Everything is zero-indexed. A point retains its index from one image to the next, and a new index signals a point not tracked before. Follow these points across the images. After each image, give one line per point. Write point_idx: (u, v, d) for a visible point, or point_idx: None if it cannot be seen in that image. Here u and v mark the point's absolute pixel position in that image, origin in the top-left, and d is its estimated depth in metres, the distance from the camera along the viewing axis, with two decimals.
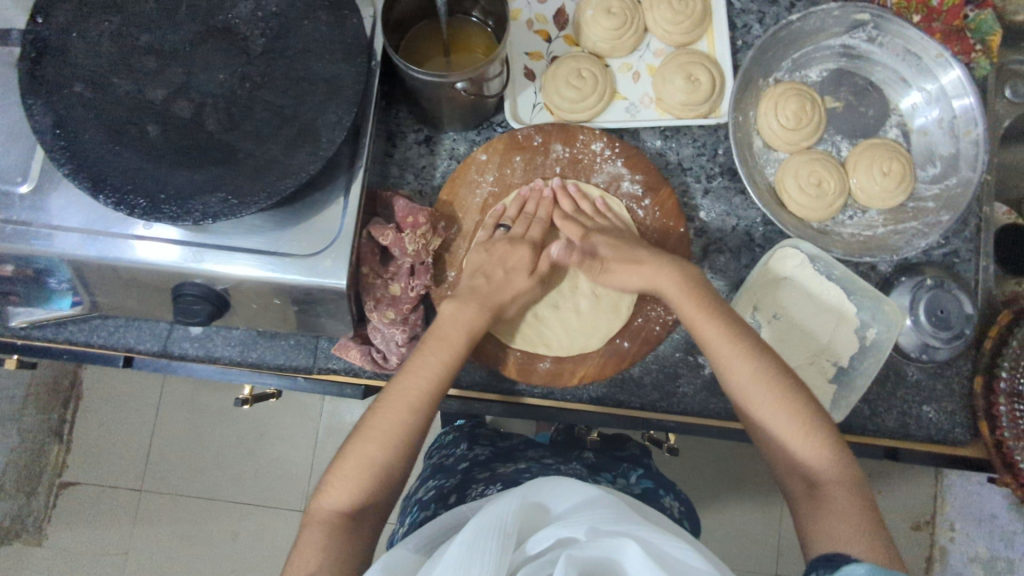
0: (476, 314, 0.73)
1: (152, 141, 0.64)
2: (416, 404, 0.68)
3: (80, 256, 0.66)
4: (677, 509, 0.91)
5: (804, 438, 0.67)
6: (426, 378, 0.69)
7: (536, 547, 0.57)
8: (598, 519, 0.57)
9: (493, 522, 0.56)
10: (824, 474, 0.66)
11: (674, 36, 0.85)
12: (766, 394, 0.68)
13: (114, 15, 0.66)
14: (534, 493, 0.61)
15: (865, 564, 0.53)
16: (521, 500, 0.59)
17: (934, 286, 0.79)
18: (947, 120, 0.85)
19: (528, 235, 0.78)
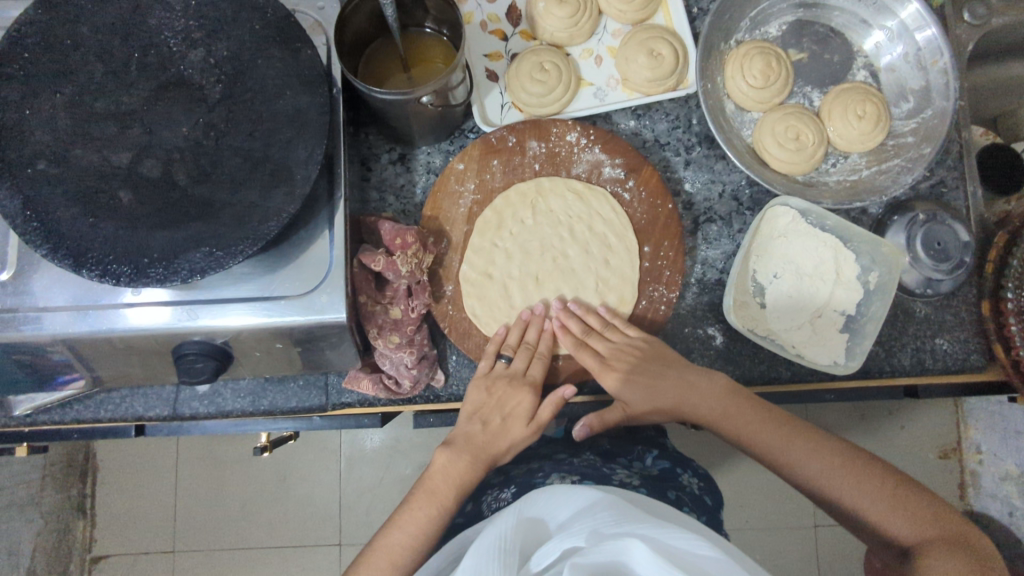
0: (467, 468, 0.69)
1: (127, 206, 0.63)
2: (405, 552, 0.64)
3: (74, 334, 0.65)
4: (696, 486, 0.90)
5: (873, 494, 0.65)
6: (421, 517, 0.66)
7: (541, 561, 0.57)
8: (594, 521, 0.57)
9: (491, 542, 0.57)
10: (903, 523, 0.63)
11: (628, 14, 0.84)
12: (826, 465, 0.67)
13: (65, 85, 0.64)
14: (529, 510, 0.63)
15: None
16: (517, 517, 0.61)
17: (927, 220, 0.79)
18: (913, 53, 0.85)
19: (530, 374, 0.75)
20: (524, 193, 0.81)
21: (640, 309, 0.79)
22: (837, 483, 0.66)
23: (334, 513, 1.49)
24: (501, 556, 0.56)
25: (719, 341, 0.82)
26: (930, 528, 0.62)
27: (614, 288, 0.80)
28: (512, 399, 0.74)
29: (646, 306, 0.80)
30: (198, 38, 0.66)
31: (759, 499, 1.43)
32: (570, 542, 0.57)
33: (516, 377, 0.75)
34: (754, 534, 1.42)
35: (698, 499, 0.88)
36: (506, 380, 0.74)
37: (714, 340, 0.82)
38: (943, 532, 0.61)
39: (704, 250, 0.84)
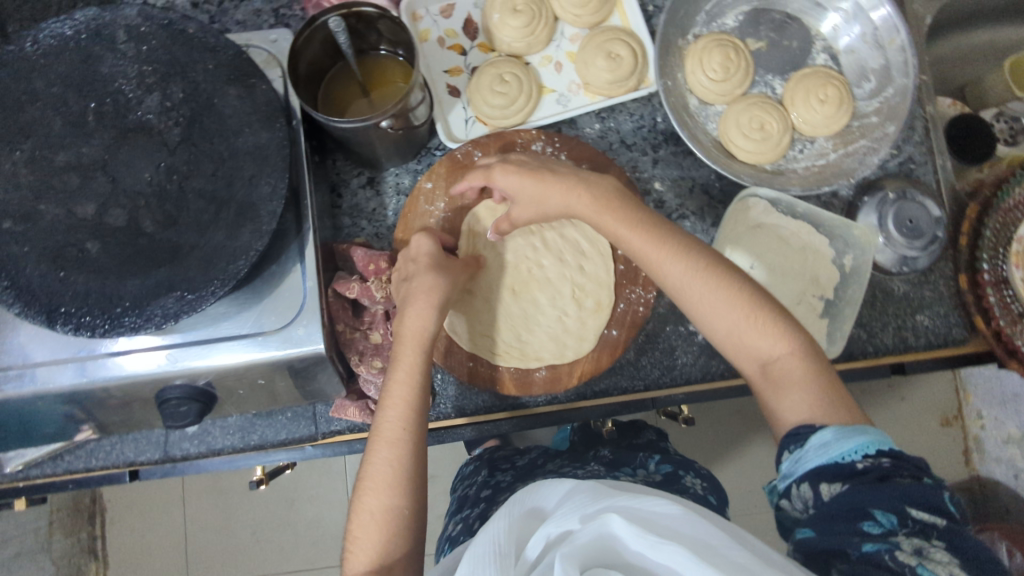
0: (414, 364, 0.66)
1: (95, 258, 0.63)
2: (383, 517, 0.58)
3: (54, 389, 0.65)
4: (700, 488, 0.87)
5: (757, 324, 0.63)
6: (387, 475, 0.59)
7: (534, 551, 0.55)
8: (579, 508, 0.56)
9: (485, 550, 0.56)
10: (776, 349, 0.62)
11: (584, 18, 0.84)
12: (722, 293, 0.64)
13: (24, 141, 0.64)
14: (523, 507, 0.61)
15: (831, 428, 0.54)
16: (509, 520, 0.59)
17: (898, 198, 0.79)
18: (870, 34, 0.85)
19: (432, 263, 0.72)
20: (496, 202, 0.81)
21: (619, 313, 0.79)
22: (722, 304, 0.63)
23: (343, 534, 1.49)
24: (497, 561, 0.55)
25: (701, 336, 0.82)
26: (798, 354, 0.61)
27: (592, 297, 0.80)
28: (423, 277, 0.70)
29: (625, 309, 0.79)
30: (153, 83, 0.66)
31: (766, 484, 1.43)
32: (558, 528, 0.55)
33: (428, 311, 0.68)
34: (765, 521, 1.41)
35: (701, 499, 0.84)
36: (416, 317, 0.68)
37: (697, 336, 0.82)
38: (811, 367, 0.60)
39: None
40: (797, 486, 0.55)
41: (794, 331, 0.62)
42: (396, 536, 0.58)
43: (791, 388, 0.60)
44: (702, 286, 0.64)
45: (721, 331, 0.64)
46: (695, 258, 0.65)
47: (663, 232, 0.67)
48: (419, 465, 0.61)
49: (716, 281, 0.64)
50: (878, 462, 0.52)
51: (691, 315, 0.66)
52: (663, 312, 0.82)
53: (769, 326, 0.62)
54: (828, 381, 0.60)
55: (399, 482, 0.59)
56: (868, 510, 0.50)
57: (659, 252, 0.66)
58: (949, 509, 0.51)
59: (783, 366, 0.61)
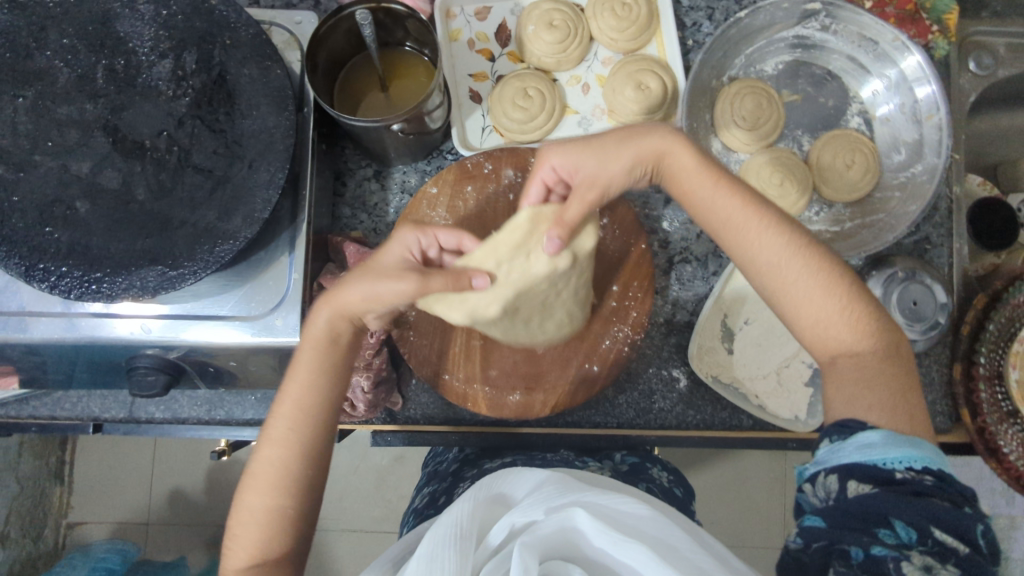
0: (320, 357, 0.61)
1: (84, 218, 0.62)
2: (263, 515, 0.57)
3: (22, 340, 0.64)
4: (667, 480, 0.79)
5: (846, 311, 0.57)
6: (273, 474, 0.58)
7: (497, 537, 0.55)
8: (547, 499, 0.55)
9: (445, 530, 0.53)
10: (862, 346, 0.57)
11: (620, 44, 0.82)
12: (818, 275, 0.57)
13: (29, 88, 0.63)
14: (486, 491, 0.59)
15: (879, 432, 0.49)
16: (473, 500, 0.57)
17: (906, 277, 0.78)
18: (909, 106, 0.82)
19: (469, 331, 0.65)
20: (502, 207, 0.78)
21: (602, 350, 0.78)
22: (815, 295, 0.57)
23: None
24: (457, 543, 0.52)
25: (683, 385, 0.81)
26: (877, 354, 0.56)
27: None
28: (360, 284, 0.61)
29: (609, 347, 0.78)
30: (168, 48, 0.64)
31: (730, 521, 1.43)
32: (523, 517, 0.54)
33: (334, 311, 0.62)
34: None
35: (667, 493, 0.77)
36: (324, 321, 0.62)
37: (678, 383, 0.81)
38: (888, 368, 0.56)
39: (677, 290, 0.83)
40: (823, 476, 0.50)
41: (880, 331, 0.57)
42: (272, 539, 0.57)
43: (862, 385, 0.55)
44: (797, 263, 0.58)
45: (802, 311, 0.58)
46: (788, 234, 0.59)
47: (754, 200, 0.61)
48: (312, 469, 0.59)
49: (815, 267, 0.58)
50: (922, 479, 0.47)
51: (772, 299, 0.60)
52: (649, 353, 0.81)
53: (852, 326, 0.57)
54: (895, 387, 0.55)
55: (285, 483, 0.57)
56: (888, 518, 0.46)
57: (750, 223, 0.60)
58: (979, 542, 0.46)
59: (856, 362, 0.56)
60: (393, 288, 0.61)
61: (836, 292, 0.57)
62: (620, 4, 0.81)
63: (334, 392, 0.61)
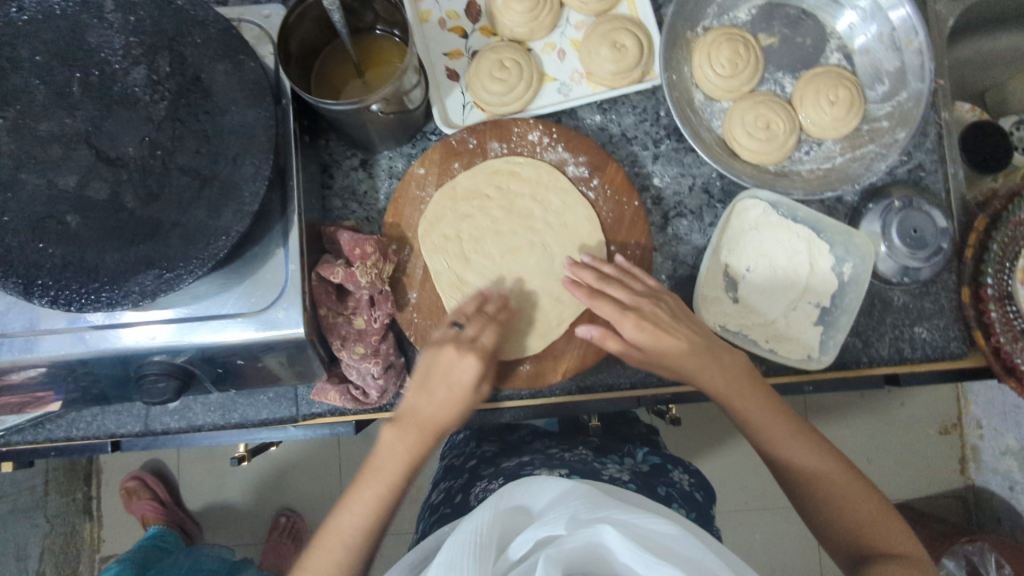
0: (389, 485, 0.67)
1: (75, 230, 0.62)
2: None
3: (29, 359, 0.65)
4: (687, 482, 0.90)
5: (749, 395, 0.72)
6: (345, 541, 0.65)
7: (517, 552, 0.59)
8: (568, 510, 0.59)
9: (467, 538, 0.58)
10: (799, 451, 0.72)
11: (590, 5, 0.82)
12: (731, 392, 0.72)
13: (6, 109, 0.63)
14: (507, 501, 0.63)
15: None
16: (494, 510, 0.61)
17: (903, 206, 0.77)
18: (887, 34, 0.82)
19: (479, 341, 0.70)
20: (498, 181, 0.80)
21: None
22: (856, 512, 0.68)
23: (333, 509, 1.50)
24: (476, 552, 0.56)
25: None
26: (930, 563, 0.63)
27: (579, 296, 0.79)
28: (438, 404, 0.68)
29: None
30: (139, 54, 0.64)
31: (757, 482, 1.42)
32: (545, 531, 0.58)
33: (388, 472, 0.67)
34: (754, 518, 1.41)
35: (687, 495, 0.87)
36: (405, 437, 0.68)
37: None
38: (791, 424, 0.73)
39: (675, 246, 0.82)
40: None
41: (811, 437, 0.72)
42: None
43: (779, 436, 0.72)
44: (712, 374, 0.71)
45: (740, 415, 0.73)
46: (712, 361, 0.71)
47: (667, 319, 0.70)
48: (374, 527, 0.67)
49: (809, 447, 0.72)
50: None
51: (825, 514, 0.69)
52: None
53: (778, 416, 0.72)
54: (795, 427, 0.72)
55: (349, 555, 0.65)
56: None
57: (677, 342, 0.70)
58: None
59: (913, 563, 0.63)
60: (471, 372, 0.67)
61: (749, 394, 0.72)
62: None
63: (377, 497, 0.67)
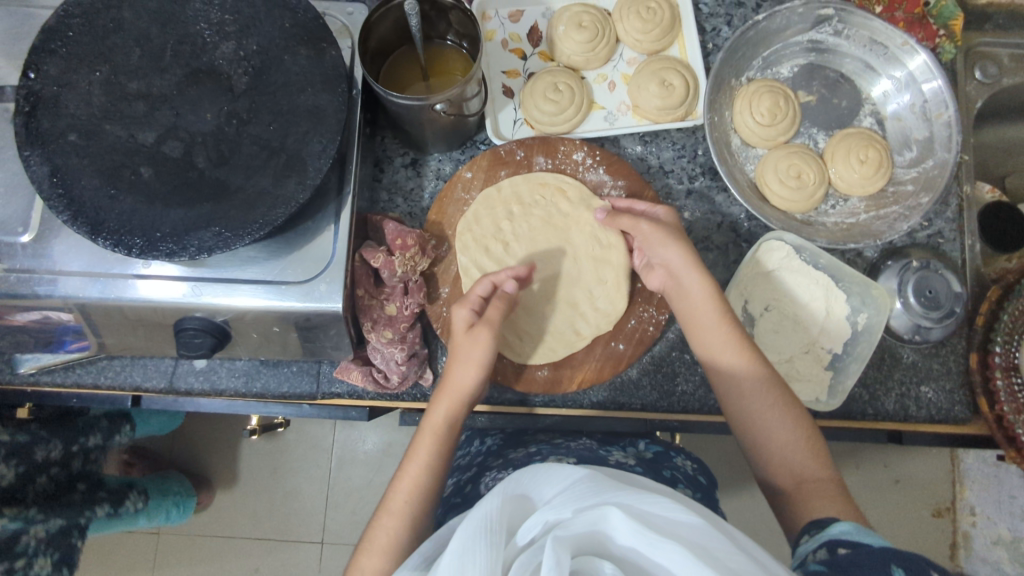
0: (439, 440, 0.69)
1: (145, 182, 0.66)
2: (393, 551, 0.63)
3: (84, 299, 0.69)
4: (690, 467, 0.81)
5: (713, 320, 0.71)
6: (393, 510, 0.65)
7: (525, 537, 0.53)
8: (577, 499, 0.53)
9: (477, 522, 0.52)
10: (745, 376, 0.69)
11: (645, 44, 0.87)
12: (702, 306, 0.71)
13: (102, 65, 0.68)
14: (514, 486, 0.57)
15: (846, 523, 0.57)
16: (503, 497, 0.55)
17: (921, 267, 0.80)
18: (919, 105, 0.87)
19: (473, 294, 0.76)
20: (544, 193, 0.84)
21: (628, 328, 0.81)
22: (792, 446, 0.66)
23: (322, 512, 1.56)
24: (489, 537, 0.52)
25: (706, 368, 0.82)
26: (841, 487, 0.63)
27: (602, 314, 0.82)
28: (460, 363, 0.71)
29: (635, 326, 0.81)
30: (231, 31, 0.70)
31: None
32: (554, 514, 0.53)
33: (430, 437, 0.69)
34: None
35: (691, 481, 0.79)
36: (437, 409, 0.71)
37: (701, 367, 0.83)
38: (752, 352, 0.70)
39: None
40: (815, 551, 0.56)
41: (754, 362, 0.69)
42: None
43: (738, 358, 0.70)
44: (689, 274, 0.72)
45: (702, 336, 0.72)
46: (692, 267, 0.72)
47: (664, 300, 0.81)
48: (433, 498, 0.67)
49: (755, 375, 0.69)
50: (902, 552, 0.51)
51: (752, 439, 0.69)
52: (673, 338, 0.83)
53: (727, 339, 0.70)
54: (758, 359, 0.70)
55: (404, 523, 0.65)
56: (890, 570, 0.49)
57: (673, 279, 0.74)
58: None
59: (820, 487, 0.63)
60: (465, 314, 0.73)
61: (713, 314, 0.71)
62: (645, 7, 0.86)
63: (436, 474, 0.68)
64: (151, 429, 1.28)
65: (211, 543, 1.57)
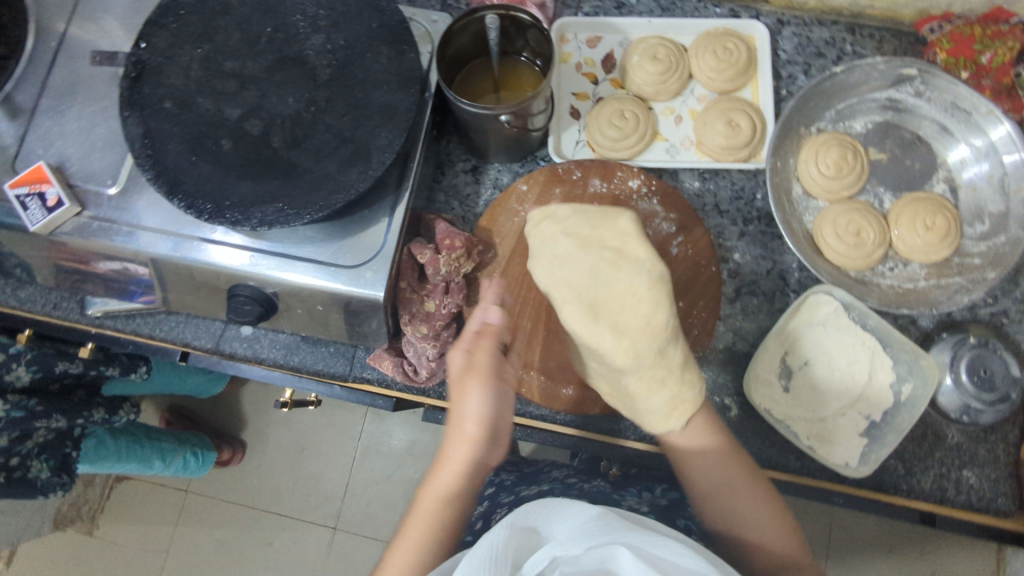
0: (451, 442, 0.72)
1: (224, 153, 0.71)
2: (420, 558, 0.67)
3: (153, 252, 0.74)
4: None
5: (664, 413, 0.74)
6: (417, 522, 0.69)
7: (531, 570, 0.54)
8: (588, 539, 0.53)
9: (482, 551, 0.56)
10: (695, 456, 0.73)
11: (717, 83, 0.88)
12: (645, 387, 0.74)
13: (204, 43, 0.74)
14: (525, 519, 0.60)
15: None
16: (510, 529, 0.58)
17: (977, 344, 0.77)
18: (997, 177, 0.84)
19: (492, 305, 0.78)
20: None
21: None
22: (758, 512, 0.69)
23: (339, 499, 1.60)
24: (493, 566, 0.54)
25: (733, 413, 0.81)
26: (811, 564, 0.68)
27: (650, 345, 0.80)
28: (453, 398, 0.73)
29: None
30: (322, 25, 0.75)
31: None
32: (564, 551, 0.54)
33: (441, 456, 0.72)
34: None
35: None
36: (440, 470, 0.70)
37: (729, 411, 0.82)
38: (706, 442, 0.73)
39: (739, 320, 0.85)
40: None
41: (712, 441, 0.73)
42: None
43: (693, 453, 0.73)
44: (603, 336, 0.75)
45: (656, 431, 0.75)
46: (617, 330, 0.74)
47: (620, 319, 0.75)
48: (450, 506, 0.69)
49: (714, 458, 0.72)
50: None
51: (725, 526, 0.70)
52: (704, 378, 0.83)
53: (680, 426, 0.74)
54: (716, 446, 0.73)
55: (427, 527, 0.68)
56: None
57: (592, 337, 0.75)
58: None
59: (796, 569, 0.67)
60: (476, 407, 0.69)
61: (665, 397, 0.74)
62: (722, 48, 0.87)
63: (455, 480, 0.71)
64: (189, 389, 1.37)
65: (232, 511, 1.63)
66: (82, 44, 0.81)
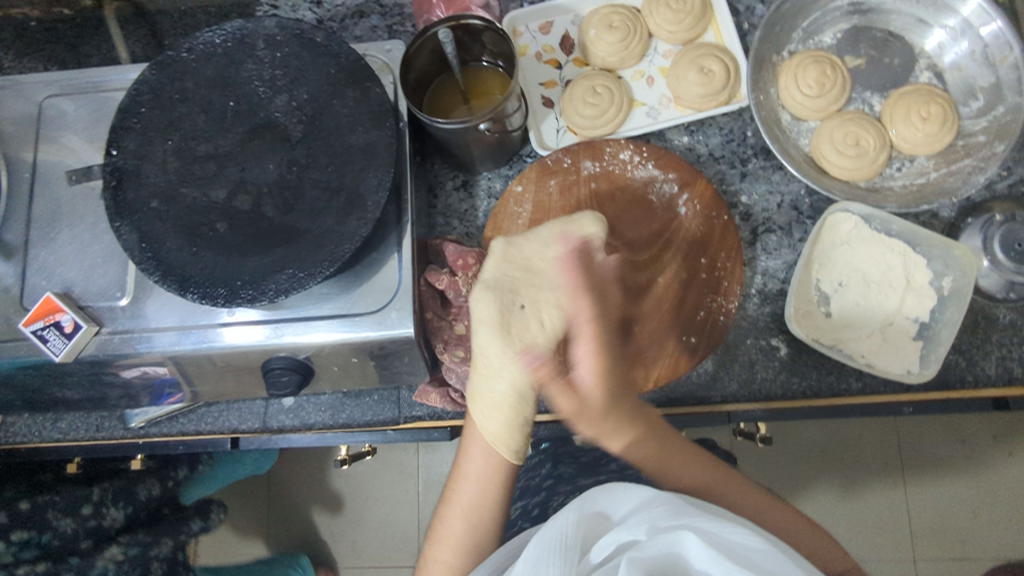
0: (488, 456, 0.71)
1: (222, 236, 0.70)
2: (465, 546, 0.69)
3: (178, 350, 0.73)
4: None
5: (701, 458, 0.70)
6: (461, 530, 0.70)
7: (599, 554, 0.54)
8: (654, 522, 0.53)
9: (551, 536, 0.55)
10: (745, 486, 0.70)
11: (678, 35, 0.87)
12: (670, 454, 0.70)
13: (173, 134, 0.74)
14: (592, 504, 0.58)
15: None
16: (579, 513, 0.57)
17: (1005, 220, 0.76)
18: (979, 51, 0.83)
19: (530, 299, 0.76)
20: (593, 196, 0.83)
21: (699, 320, 0.79)
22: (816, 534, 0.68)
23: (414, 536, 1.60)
24: (563, 551, 0.54)
25: (783, 352, 0.81)
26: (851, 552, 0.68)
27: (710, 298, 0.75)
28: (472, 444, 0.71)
29: (705, 317, 0.79)
30: (282, 84, 0.74)
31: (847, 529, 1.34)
32: (630, 537, 0.53)
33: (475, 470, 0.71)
34: None
35: None
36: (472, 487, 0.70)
37: (778, 351, 0.81)
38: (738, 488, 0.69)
39: (764, 260, 0.84)
40: None
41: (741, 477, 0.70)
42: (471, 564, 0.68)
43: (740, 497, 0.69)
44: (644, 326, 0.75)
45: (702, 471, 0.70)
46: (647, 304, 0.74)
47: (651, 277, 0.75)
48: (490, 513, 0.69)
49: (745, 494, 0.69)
50: None
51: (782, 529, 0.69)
52: (746, 325, 0.82)
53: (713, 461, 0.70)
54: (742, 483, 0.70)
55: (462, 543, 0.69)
56: None
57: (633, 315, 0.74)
58: None
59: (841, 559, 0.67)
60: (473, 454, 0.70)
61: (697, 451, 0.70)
62: None
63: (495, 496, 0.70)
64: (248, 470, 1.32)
65: None
66: (55, 167, 0.81)
